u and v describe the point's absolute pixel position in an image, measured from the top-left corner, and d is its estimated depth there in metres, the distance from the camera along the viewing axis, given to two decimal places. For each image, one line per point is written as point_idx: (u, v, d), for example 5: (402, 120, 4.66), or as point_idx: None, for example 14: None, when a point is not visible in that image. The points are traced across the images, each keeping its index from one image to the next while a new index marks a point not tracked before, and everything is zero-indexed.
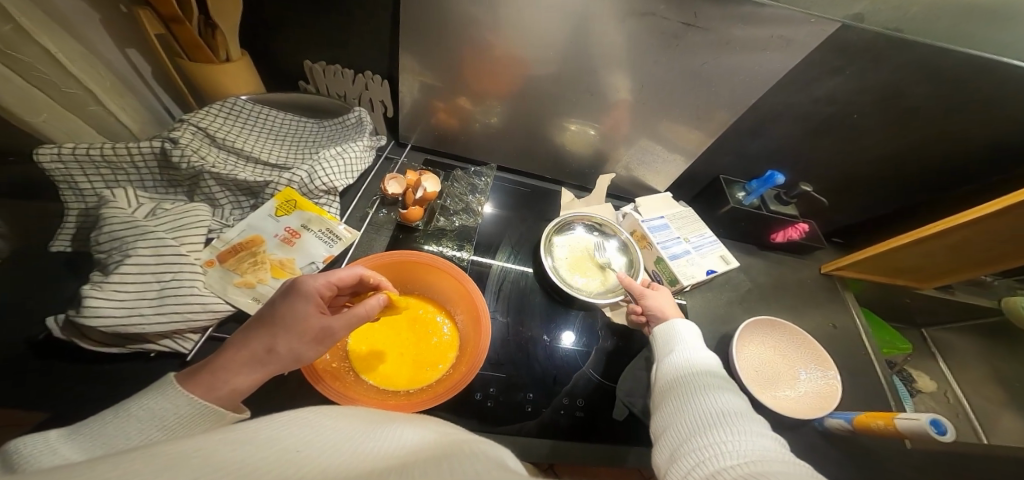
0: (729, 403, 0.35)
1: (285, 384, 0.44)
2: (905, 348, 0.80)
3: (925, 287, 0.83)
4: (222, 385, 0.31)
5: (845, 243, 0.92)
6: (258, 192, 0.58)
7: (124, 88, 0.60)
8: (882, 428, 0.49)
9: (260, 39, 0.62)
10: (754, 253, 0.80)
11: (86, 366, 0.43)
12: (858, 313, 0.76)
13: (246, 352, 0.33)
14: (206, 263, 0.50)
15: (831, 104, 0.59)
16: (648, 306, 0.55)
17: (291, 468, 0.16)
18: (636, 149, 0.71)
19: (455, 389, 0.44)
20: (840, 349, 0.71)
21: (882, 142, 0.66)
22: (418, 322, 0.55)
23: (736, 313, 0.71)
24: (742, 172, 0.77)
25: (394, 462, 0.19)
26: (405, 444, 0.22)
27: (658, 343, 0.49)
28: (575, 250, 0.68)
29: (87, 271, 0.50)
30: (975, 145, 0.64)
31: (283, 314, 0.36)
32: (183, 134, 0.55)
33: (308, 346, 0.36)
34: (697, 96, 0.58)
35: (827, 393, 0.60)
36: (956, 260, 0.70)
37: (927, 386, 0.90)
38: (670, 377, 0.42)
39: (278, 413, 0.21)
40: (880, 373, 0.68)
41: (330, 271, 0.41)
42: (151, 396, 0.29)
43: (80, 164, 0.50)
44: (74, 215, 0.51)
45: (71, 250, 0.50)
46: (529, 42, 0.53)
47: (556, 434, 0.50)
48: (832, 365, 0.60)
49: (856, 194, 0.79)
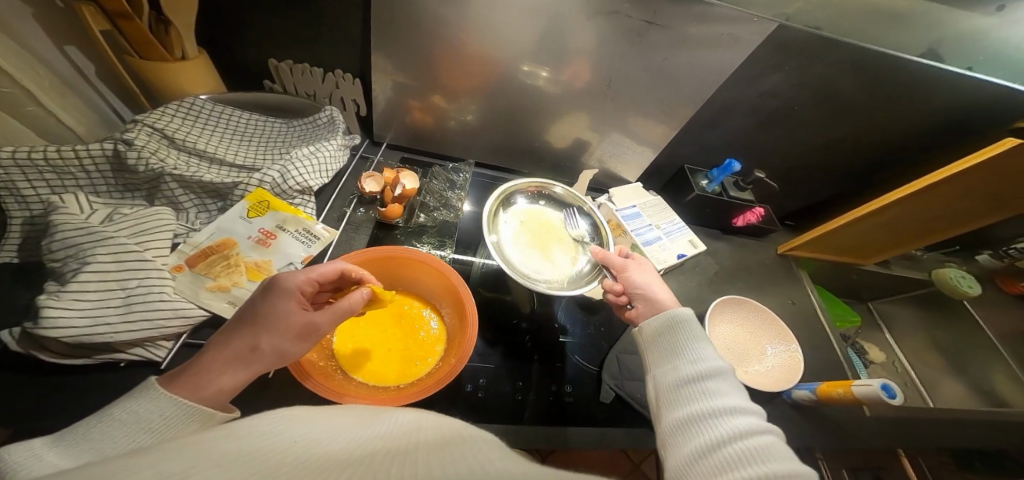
0: (745, 407, 0.33)
1: (267, 390, 0.43)
2: (854, 320, 0.88)
3: (869, 260, 0.91)
4: (206, 385, 0.29)
5: (796, 226, 0.98)
6: (226, 194, 0.56)
7: (62, 86, 0.55)
8: (841, 395, 0.54)
9: (219, 35, 0.60)
10: (720, 239, 0.85)
11: (47, 380, 0.41)
12: (811, 289, 0.82)
13: (230, 350, 0.32)
14: (174, 269, 0.48)
15: (775, 98, 0.64)
16: (632, 277, 0.51)
17: (292, 459, 0.17)
18: (608, 143, 0.73)
19: (449, 375, 0.45)
20: (800, 325, 0.76)
21: (828, 134, 0.72)
22: (405, 318, 0.56)
23: (706, 295, 0.75)
24: (707, 162, 0.81)
25: (394, 446, 0.20)
26: (405, 431, 0.22)
27: (652, 341, 0.42)
28: (531, 226, 0.64)
29: (39, 282, 0.47)
30: (904, 136, 0.71)
31: (264, 312, 0.35)
32: (138, 135, 0.52)
33: (293, 343, 0.36)
34: (660, 95, 0.62)
35: (791, 365, 0.65)
36: (890, 237, 0.79)
37: (878, 356, 0.98)
38: (678, 371, 0.37)
39: (271, 411, 0.21)
40: (836, 346, 0.74)
41: (312, 268, 0.41)
42: (128, 406, 0.27)
43: (21, 168, 0.47)
44: (18, 225, 0.48)
45: (18, 260, 0.47)
46: (500, 41, 0.54)
47: (546, 420, 0.52)
48: (793, 338, 0.66)
49: (808, 182, 0.86)
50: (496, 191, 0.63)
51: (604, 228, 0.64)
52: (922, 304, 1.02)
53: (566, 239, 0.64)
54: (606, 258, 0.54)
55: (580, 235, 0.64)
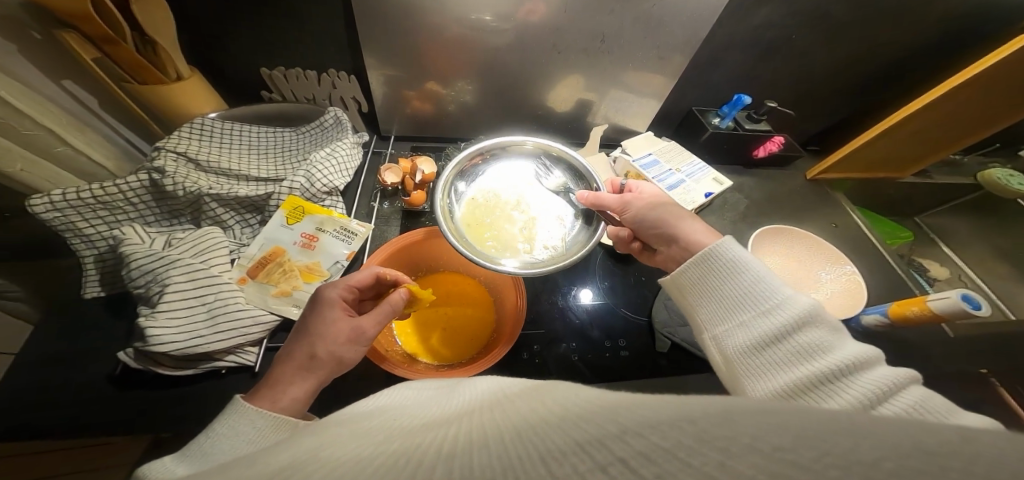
0: (851, 348, 0.29)
1: (349, 374, 0.49)
2: (908, 236, 0.85)
3: (905, 173, 0.88)
4: (281, 396, 0.36)
5: (821, 149, 0.91)
6: (262, 207, 0.62)
7: (80, 124, 0.58)
8: (918, 314, 0.52)
9: (213, 55, 0.62)
10: (744, 176, 0.82)
11: (166, 393, 0.48)
12: (855, 211, 0.79)
13: (298, 362, 0.38)
14: (240, 281, 0.54)
15: (766, 30, 0.62)
16: (635, 214, 0.51)
17: (402, 419, 0.21)
18: (609, 99, 0.72)
19: (508, 340, 0.49)
20: (846, 250, 0.74)
21: (845, 46, 0.67)
22: (455, 295, 0.60)
23: (742, 231, 0.73)
24: (722, 98, 0.77)
25: (478, 396, 0.24)
26: (482, 385, 0.27)
27: (705, 288, 0.38)
28: (499, 202, 0.60)
29: (125, 311, 0.55)
30: (927, 35, 0.66)
31: (314, 324, 0.40)
32: (167, 163, 0.56)
33: (345, 346, 0.40)
34: (651, 41, 0.60)
35: (853, 289, 0.61)
36: (922, 146, 0.77)
37: (940, 273, 0.95)
38: (750, 327, 0.33)
39: (364, 401, 0.26)
40: (897, 267, 0.71)
41: (348, 277, 0.46)
42: (233, 411, 0.33)
43: (75, 209, 0.52)
44: (91, 263, 0.55)
45: (103, 294, 0.55)
46: (482, 13, 0.55)
47: (606, 374, 0.53)
48: (846, 259, 0.63)
49: (832, 102, 0.80)
50: (440, 183, 0.55)
51: (583, 170, 0.61)
52: (982, 210, 0.95)
53: (544, 195, 0.62)
54: (600, 201, 0.53)
55: (561, 185, 0.62)
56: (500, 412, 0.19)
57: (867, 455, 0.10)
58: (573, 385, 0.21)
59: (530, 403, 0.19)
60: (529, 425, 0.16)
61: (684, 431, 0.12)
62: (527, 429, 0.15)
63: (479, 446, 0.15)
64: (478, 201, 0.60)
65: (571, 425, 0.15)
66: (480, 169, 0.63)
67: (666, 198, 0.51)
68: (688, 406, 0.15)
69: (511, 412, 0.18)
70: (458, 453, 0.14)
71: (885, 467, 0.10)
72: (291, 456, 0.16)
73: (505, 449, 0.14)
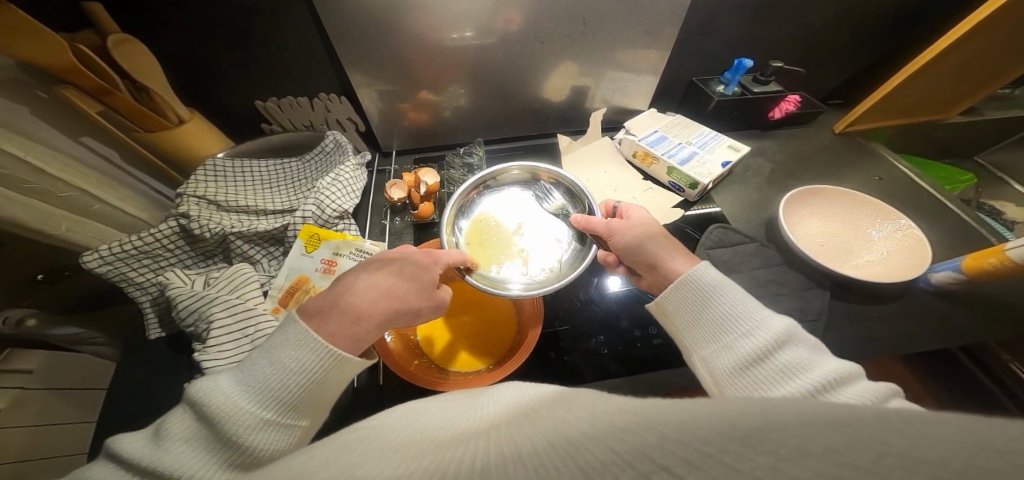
0: (831, 363, 0.29)
1: (389, 394, 0.50)
2: (969, 176, 0.82)
3: (951, 113, 0.81)
4: (359, 338, 0.36)
5: (845, 102, 0.85)
6: (282, 238, 0.63)
7: (111, 181, 0.60)
8: (997, 266, 0.48)
9: (208, 95, 0.64)
10: (762, 137, 0.78)
11: None
12: (898, 159, 0.74)
13: (377, 291, 0.39)
14: (274, 311, 0.56)
15: None
16: (622, 242, 0.48)
17: (437, 429, 0.22)
18: (606, 81, 0.69)
19: (528, 343, 0.50)
20: (894, 202, 0.69)
21: None
22: (473, 303, 0.59)
23: (770, 196, 0.69)
24: (725, 62, 0.73)
25: (517, 406, 0.23)
26: (511, 396, 0.26)
27: (684, 312, 0.37)
28: (497, 226, 0.59)
29: (183, 345, 0.57)
30: None
31: (410, 292, 0.41)
32: (190, 208, 0.58)
33: (419, 315, 0.42)
34: (637, 16, 0.58)
35: (914, 246, 0.58)
36: (961, 84, 0.70)
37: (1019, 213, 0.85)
38: (733, 349, 0.32)
39: (389, 410, 0.26)
40: (963, 213, 0.66)
41: (446, 257, 0.47)
42: (300, 348, 0.32)
43: (125, 261, 0.55)
44: (148, 306, 0.57)
45: (166, 333, 0.57)
46: (463, 29, 0.56)
47: (634, 367, 0.51)
48: (899, 214, 0.60)
49: (857, 46, 0.73)
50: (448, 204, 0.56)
51: (579, 190, 0.60)
52: None
53: (543, 216, 0.61)
54: (589, 225, 0.52)
55: (559, 206, 0.61)
56: (533, 422, 0.19)
57: (935, 456, 0.11)
58: (598, 391, 0.21)
59: (559, 412, 0.19)
60: (563, 437, 0.15)
61: (728, 436, 0.13)
62: (561, 438, 0.15)
63: (519, 459, 0.14)
64: (479, 224, 0.60)
65: (609, 434, 0.14)
66: (483, 192, 0.63)
67: (657, 225, 0.49)
68: (734, 406, 0.15)
69: (543, 421, 0.18)
70: (497, 473, 0.14)
71: (951, 470, 0.10)
72: (335, 468, 0.16)
73: (546, 463, 0.14)
